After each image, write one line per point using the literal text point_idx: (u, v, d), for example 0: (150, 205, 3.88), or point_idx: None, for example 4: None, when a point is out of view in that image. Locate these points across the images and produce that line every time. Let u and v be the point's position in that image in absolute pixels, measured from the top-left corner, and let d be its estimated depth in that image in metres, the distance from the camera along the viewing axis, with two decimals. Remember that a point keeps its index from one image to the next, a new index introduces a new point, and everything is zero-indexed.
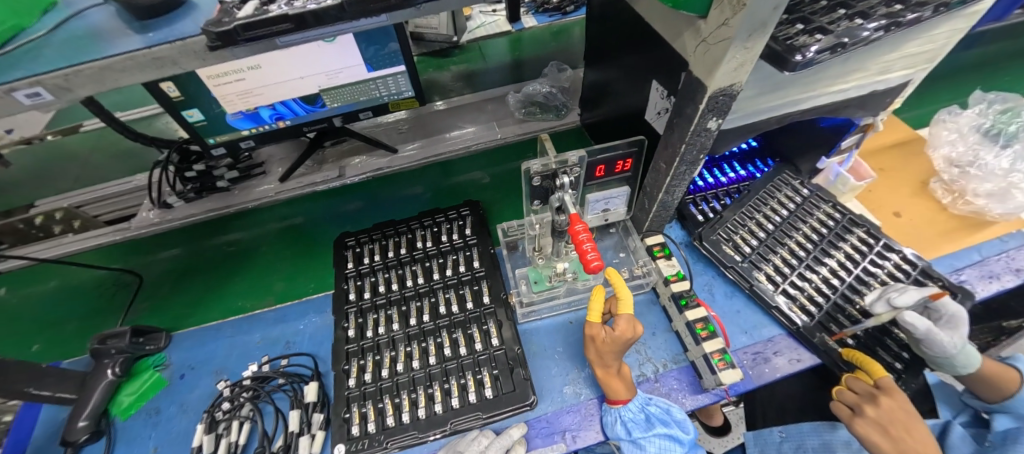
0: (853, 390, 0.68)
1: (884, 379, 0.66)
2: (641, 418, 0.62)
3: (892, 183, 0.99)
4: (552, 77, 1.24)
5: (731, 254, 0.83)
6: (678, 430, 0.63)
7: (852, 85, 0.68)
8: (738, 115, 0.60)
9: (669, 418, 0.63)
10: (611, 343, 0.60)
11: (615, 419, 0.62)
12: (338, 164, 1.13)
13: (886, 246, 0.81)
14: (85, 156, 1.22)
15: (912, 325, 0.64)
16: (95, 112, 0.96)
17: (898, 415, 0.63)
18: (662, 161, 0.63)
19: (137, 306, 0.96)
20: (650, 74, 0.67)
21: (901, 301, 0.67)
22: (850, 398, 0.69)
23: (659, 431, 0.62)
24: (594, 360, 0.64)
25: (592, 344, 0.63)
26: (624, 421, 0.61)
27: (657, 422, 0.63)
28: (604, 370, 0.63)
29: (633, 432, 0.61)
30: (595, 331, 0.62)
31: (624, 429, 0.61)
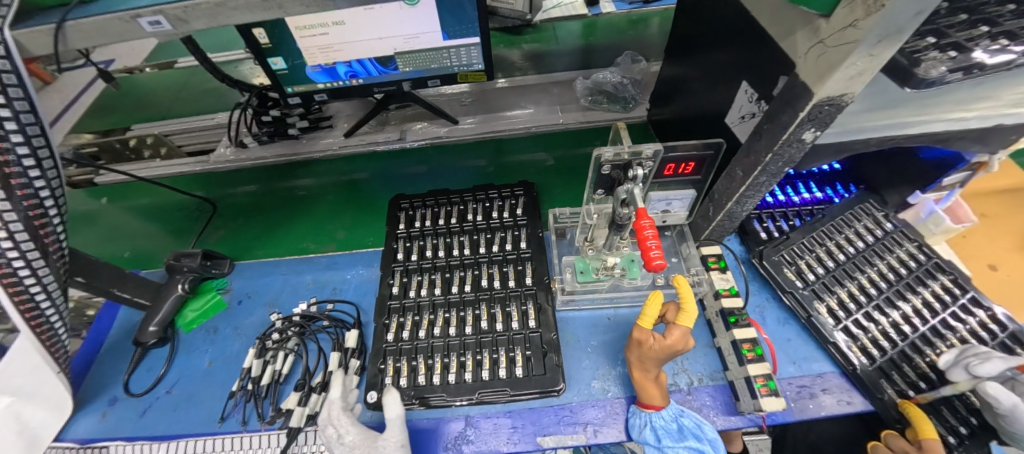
0: (892, 447, 0.63)
1: (928, 441, 0.59)
2: (671, 426, 0.61)
3: (992, 232, 0.88)
4: (624, 68, 1.19)
5: (792, 279, 0.77)
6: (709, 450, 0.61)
7: (975, 114, 0.60)
8: (836, 130, 0.55)
9: (702, 435, 0.61)
10: (660, 352, 0.58)
11: (643, 422, 0.61)
12: (400, 127, 1.16)
13: (975, 300, 0.73)
14: (177, 90, 1.33)
15: (995, 398, 0.57)
16: (192, 50, 1.02)
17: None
18: (739, 169, 0.59)
19: (208, 234, 1.05)
20: (742, 74, 0.62)
21: (983, 369, 0.59)
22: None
23: (688, 444, 0.60)
24: (634, 364, 0.62)
25: (637, 349, 0.61)
26: (653, 426, 0.60)
27: (688, 435, 0.61)
28: (642, 375, 0.62)
29: (662, 439, 0.60)
30: (643, 337, 0.60)
31: (651, 434, 0.61)
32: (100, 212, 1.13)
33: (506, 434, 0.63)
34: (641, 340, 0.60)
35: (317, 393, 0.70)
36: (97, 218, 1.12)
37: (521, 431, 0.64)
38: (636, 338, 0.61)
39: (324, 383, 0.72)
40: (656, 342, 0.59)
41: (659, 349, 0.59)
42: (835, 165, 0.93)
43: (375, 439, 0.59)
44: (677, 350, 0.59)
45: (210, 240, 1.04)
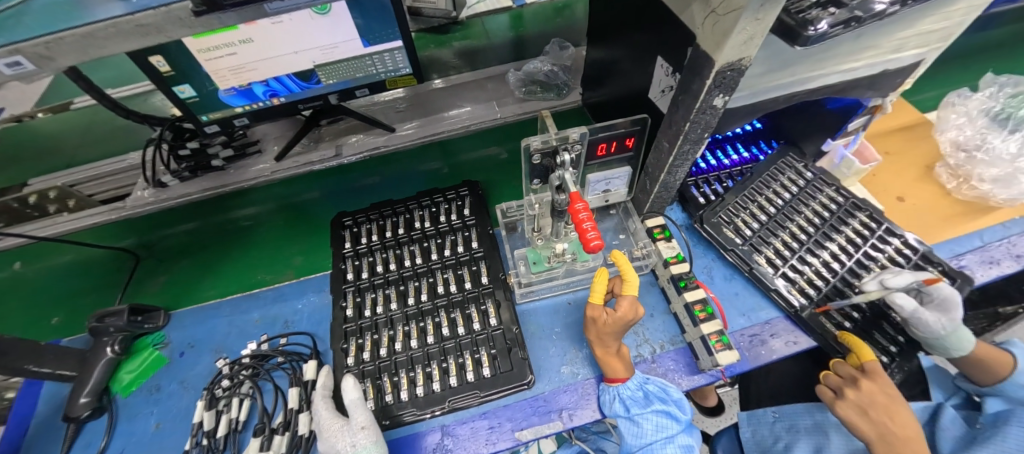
0: (839, 374, 0.70)
1: (868, 363, 0.66)
2: (638, 395, 0.63)
3: (897, 167, 0.97)
4: (553, 55, 1.20)
5: (732, 237, 0.82)
6: (675, 409, 0.64)
7: (863, 63, 0.66)
8: (745, 93, 0.59)
9: (667, 396, 0.64)
10: (612, 325, 0.60)
11: (612, 397, 0.63)
12: (335, 143, 1.11)
13: (889, 230, 0.81)
14: (77, 134, 1.19)
15: (899, 305, 0.67)
16: (82, 87, 0.92)
17: (877, 398, 0.64)
18: (665, 140, 0.62)
19: (135, 285, 0.96)
20: (656, 50, 0.65)
21: (894, 282, 0.67)
22: (835, 382, 0.70)
23: (656, 408, 0.63)
24: (594, 341, 0.64)
25: (593, 325, 0.63)
26: (621, 398, 0.62)
27: (654, 400, 0.64)
28: (603, 350, 0.64)
29: (631, 409, 0.62)
30: (596, 313, 0.62)
31: (621, 407, 0.62)
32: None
33: (484, 436, 0.63)
34: (595, 316, 0.62)
35: (280, 434, 0.67)
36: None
37: (498, 430, 0.63)
38: (591, 315, 0.63)
39: (288, 421, 0.68)
40: (608, 317, 0.61)
41: (610, 322, 0.61)
42: (756, 124, 0.99)
43: (343, 422, 0.59)
44: (628, 321, 0.61)
45: (154, 288, 0.95)
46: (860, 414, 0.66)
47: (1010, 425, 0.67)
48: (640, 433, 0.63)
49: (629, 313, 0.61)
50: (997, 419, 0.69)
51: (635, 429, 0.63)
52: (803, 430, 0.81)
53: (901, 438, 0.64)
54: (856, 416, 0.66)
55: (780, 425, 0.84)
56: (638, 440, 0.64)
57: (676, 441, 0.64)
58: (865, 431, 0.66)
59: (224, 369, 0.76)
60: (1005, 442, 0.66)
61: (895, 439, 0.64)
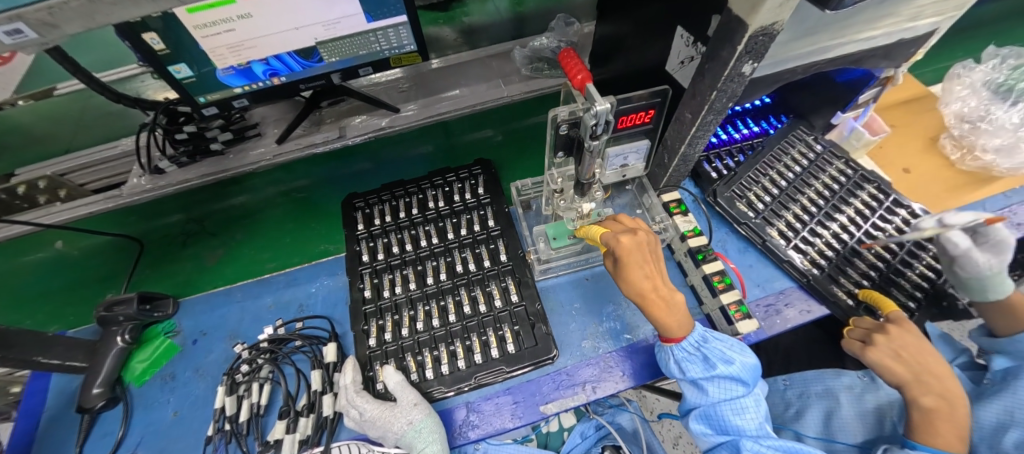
0: (863, 326, 0.69)
1: (895, 312, 0.68)
2: (695, 355, 0.60)
3: (902, 139, 0.98)
4: (559, 32, 1.19)
5: (745, 210, 0.82)
6: (737, 366, 0.59)
7: (881, 32, 0.65)
8: (770, 62, 0.58)
9: (730, 355, 0.60)
10: (642, 249, 0.60)
11: (668, 356, 0.62)
12: (337, 124, 1.08)
13: (896, 202, 0.82)
14: (67, 120, 1.15)
15: (953, 243, 0.65)
16: (68, 69, 0.87)
17: (906, 340, 0.64)
18: (688, 111, 0.61)
19: (141, 275, 0.94)
20: (676, 19, 0.63)
21: (951, 219, 0.65)
22: (859, 333, 0.68)
23: (718, 368, 0.59)
24: (642, 294, 0.59)
25: (637, 276, 0.59)
26: (677, 359, 0.61)
27: (714, 365, 0.59)
28: (648, 297, 0.59)
29: (688, 371, 0.60)
30: (626, 241, 0.59)
31: (677, 367, 0.61)
32: (13, 271, 0.99)
33: (509, 411, 0.64)
34: (626, 249, 0.58)
35: (305, 415, 0.67)
36: (8, 278, 0.98)
37: (523, 404, 0.64)
38: (625, 258, 0.59)
39: (309, 404, 0.68)
40: (635, 243, 0.59)
41: (641, 263, 0.59)
42: (765, 99, 1.00)
43: (393, 406, 0.61)
44: (650, 278, 0.59)
45: (209, 262, 0.95)
46: (892, 359, 0.64)
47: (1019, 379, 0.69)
48: (703, 394, 0.61)
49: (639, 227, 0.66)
50: (1008, 375, 0.71)
51: (697, 387, 0.62)
52: (813, 396, 0.84)
53: (934, 378, 0.63)
54: (890, 361, 0.64)
55: (791, 392, 0.87)
56: (700, 400, 0.62)
57: (743, 406, 0.60)
58: (897, 375, 0.65)
59: (242, 355, 0.75)
60: (1015, 395, 0.69)
61: (930, 379, 0.63)
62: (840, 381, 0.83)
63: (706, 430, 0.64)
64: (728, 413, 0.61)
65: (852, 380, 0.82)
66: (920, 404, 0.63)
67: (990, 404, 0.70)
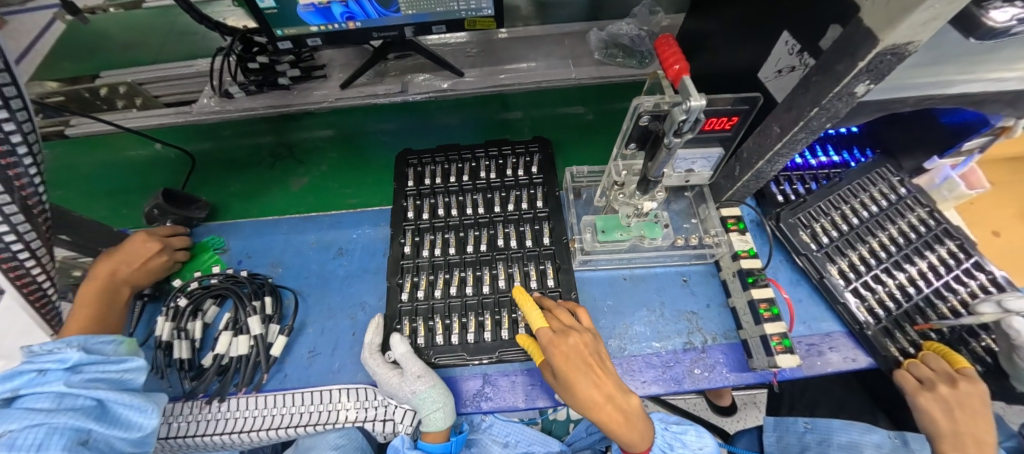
0: (931, 365, 0.64)
1: (964, 368, 0.64)
2: None
3: (998, 198, 0.89)
4: (641, 19, 1.13)
5: (807, 242, 0.77)
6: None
7: (1018, 74, 0.58)
8: (883, 87, 0.53)
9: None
10: (581, 355, 0.56)
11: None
12: (400, 79, 1.08)
13: (979, 265, 0.75)
14: (154, 32, 1.19)
15: (1016, 331, 0.60)
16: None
17: (969, 399, 0.61)
18: (776, 125, 0.57)
19: (196, 191, 0.99)
20: (783, 24, 0.58)
21: (1013, 305, 0.63)
22: (921, 372, 0.64)
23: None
24: (593, 409, 0.55)
25: (582, 388, 0.55)
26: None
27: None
28: (604, 412, 0.55)
29: None
30: (559, 349, 0.57)
31: None
32: (87, 164, 1.06)
33: (523, 391, 0.64)
34: (559, 359, 0.56)
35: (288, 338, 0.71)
36: (84, 170, 1.06)
37: (538, 388, 0.64)
38: (563, 368, 0.55)
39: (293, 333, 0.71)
40: (566, 350, 0.56)
41: (582, 376, 0.55)
42: (852, 128, 0.92)
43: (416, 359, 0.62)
44: (597, 389, 0.55)
45: (295, 188, 0.98)
46: (941, 410, 0.62)
47: None
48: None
49: (578, 324, 0.62)
50: None
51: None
52: (835, 446, 0.80)
53: (976, 442, 0.61)
54: (935, 409, 0.62)
55: (811, 436, 0.83)
56: None
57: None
58: (935, 424, 0.62)
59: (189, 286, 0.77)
60: None
61: (968, 440, 0.61)
62: (869, 437, 0.78)
63: None
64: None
65: (881, 439, 0.77)
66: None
67: None
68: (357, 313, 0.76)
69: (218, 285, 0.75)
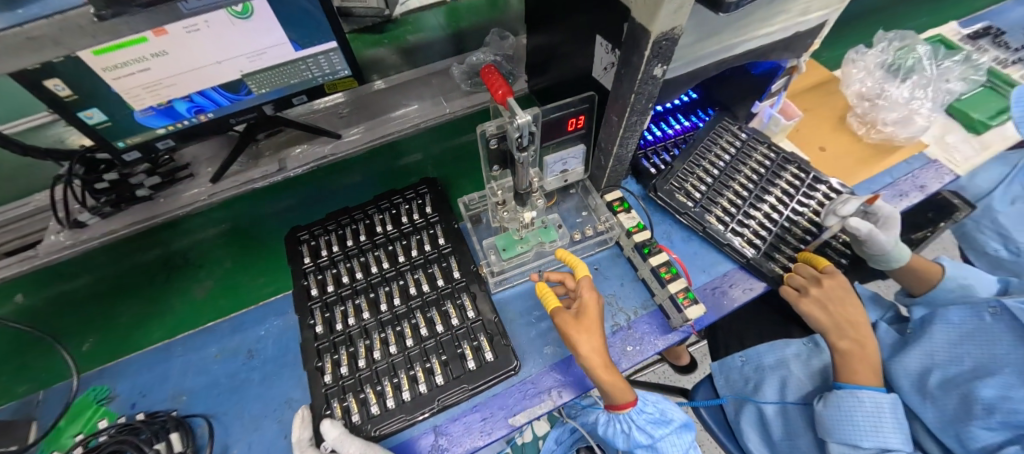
0: (802, 274, 0.76)
1: (827, 266, 0.77)
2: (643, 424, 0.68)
3: (815, 120, 1.07)
4: (495, 46, 1.21)
5: (684, 201, 0.87)
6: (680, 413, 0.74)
7: (779, 27, 0.71)
8: (679, 63, 0.63)
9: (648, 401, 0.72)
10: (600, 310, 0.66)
11: (630, 425, 0.68)
12: (276, 156, 1.03)
13: (816, 179, 0.89)
14: None
15: (856, 228, 0.76)
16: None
17: (835, 292, 0.74)
18: (614, 115, 0.64)
19: (63, 339, 0.85)
20: (593, 29, 0.66)
21: (846, 211, 0.79)
22: (797, 281, 0.76)
23: (671, 423, 0.71)
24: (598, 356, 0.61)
25: (592, 336, 0.62)
26: (638, 425, 0.68)
27: (670, 417, 0.71)
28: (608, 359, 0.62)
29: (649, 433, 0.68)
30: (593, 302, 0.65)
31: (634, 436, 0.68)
32: None
33: (478, 428, 0.63)
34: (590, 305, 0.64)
35: None
36: None
37: (491, 419, 0.64)
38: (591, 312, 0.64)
39: None
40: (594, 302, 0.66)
41: (594, 326, 0.63)
42: (692, 95, 1.06)
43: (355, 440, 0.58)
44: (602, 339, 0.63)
45: (200, 295, 0.89)
46: (819, 310, 0.74)
47: (934, 324, 0.77)
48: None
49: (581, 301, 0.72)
50: (924, 322, 0.79)
51: (650, 448, 0.70)
52: (768, 368, 0.89)
53: (852, 325, 0.74)
54: (816, 311, 0.74)
55: (749, 368, 0.91)
56: None
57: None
58: (820, 323, 0.75)
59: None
60: (931, 340, 0.75)
61: (846, 326, 0.74)
62: (790, 350, 0.89)
63: None
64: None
65: (798, 348, 0.88)
66: (837, 347, 0.74)
67: (913, 351, 0.76)
68: (285, 413, 0.70)
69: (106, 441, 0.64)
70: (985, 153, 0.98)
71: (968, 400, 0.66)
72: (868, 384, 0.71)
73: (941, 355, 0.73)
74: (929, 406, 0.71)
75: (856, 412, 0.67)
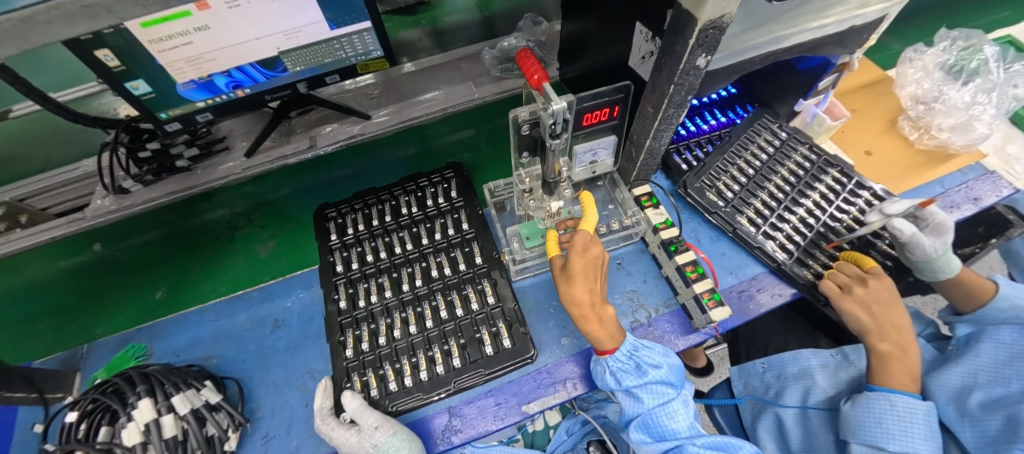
0: (845, 272, 0.72)
1: (873, 267, 0.72)
2: (625, 365, 0.62)
3: (863, 122, 1.01)
4: (527, 31, 1.18)
5: (715, 200, 0.84)
6: (662, 364, 0.63)
7: (833, 20, 0.67)
8: (723, 55, 0.60)
9: (649, 348, 0.64)
10: (595, 266, 0.63)
11: (604, 369, 0.62)
12: (308, 134, 1.04)
13: (859, 185, 0.84)
14: (35, 141, 1.10)
15: (899, 230, 0.71)
16: (46, 104, 0.78)
17: (880, 293, 0.69)
18: (650, 106, 0.62)
19: (108, 302, 0.90)
20: (634, 16, 0.64)
21: (892, 210, 0.75)
22: (839, 279, 0.72)
23: (649, 376, 0.62)
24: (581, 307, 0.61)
25: (578, 287, 0.61)
26: (612, 371, 0.62)
27: (646, 370, 0.62)
28: (583, 310, 0.61)
29: (624, 380, 0.61)
30: (587, 254, 0.63)
31: (613, 377, 0.62)
32: None
33: (492, 413, 0.64)
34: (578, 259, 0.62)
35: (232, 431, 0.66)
36: None
37: (505, 406, 0.64)
38: (576, 265, 0.62)
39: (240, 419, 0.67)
40: (586, 258, 0.63)
41: (583, 276, 0.62)
42: (731, 90, 1.01)
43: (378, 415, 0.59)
44: (591, 289, 0.62)
45: (262, 254, 0.94)
46: (861, 308, 0.69)
47: (981, 342, 0.73)
48: (637, 401, 0.64)
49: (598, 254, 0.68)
50: (970, 340, 0.75)
51: (629, 395, 0.64)
52: (791, 377, 0.86)
53: (894, 329, 0.69)
54: (858, 310, 0.69)
55: (770, 375, 0.89)
56: (637, 409, 0.64)
57: (674, 412, 0.64)
58: (861, 323, 0.70)
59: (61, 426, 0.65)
60: (976, 358, 0.71)
61: (889, 329, 0.69)
62: (817, 360, 0.85)
63: (645, 440, 0.65)
64: (664, 423, 0.63)
65: (824, 359, 0.85)
66: (877, 350, 0.69)
67: (954, 368, 0.73)
68: (307, 382, 0.73)
69: (153, 375, 0.65)
70: None
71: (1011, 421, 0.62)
72: (903, 389, 0.67)
73: (985, 375, 0.69)
74: (967, 425, 0.67)
75: (886, 415, 0.65)
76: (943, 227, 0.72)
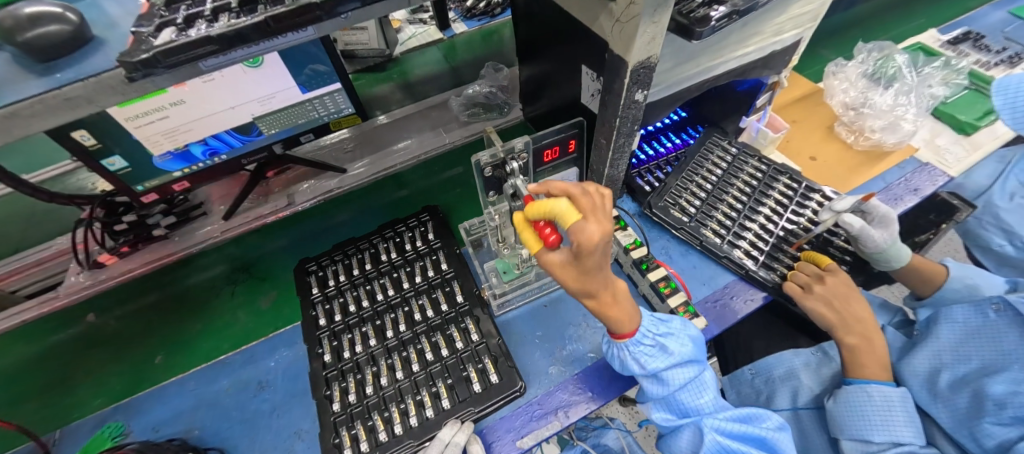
0: (805, 272, 0.76)
1: (830, 265, 0.77)
2: (652, 346, 0.58)
3: (804, 131, 1.09)
4: (490, 78, 1.25)
5: (679, 216, 0.89)
6: (686, 344, 0.59)
7: (754, 48, 0.75)
8: (661, 87, 0.67)
9: (680, 337, 0.60)
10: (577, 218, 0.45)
11: (626, 352, 0.58)
12: (285, 192, 1.07)
13: (809, 189, 0.91)
14: (6, 223, 1.09)
15: (849, 224, 0.76)
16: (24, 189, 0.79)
17: (839, 288, 0.73)
18: (603, 137, 0.67)
19: (80, 382, 0.86)
20: (579, 60, 0.71)
21: (841, 206, 0.80)
22: (800, 279, 0.76)
23: (678, 344, 0.59)
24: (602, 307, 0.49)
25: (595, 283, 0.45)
26: (635, 354, 0.58)
27: (673, 351, 0.59)
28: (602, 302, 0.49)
29: (651, 364, 0.58)
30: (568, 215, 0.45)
31: (636, 362, 0.58)
32: None
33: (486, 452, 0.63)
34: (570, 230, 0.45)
35: None
36: None
37: (498, 443, 0.64)
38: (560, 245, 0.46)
39: None
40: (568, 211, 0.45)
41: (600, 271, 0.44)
42: (681, 114, 1.09)
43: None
44: (610, 279, 0.47)
45: (264, 305, 0.93)
46: (824, 306, 0.73)
47: (939, 324, 0.77)
48: (663, 384, 0.60)
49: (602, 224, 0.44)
50: (930, 322, 0.79)
51: (654, 379, 0.61)
52: (778, 379, 0.87)
53: (858, 322, 0.73)
54: (822, 308, 0.73)
55: (759, 380, 0.90)
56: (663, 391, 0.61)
57: (702, 384, 0.62)
58: (827, 320, 0.73)
59: None
60: (938, 340, 0.75)
61: (853, 322, 0.73)
62: (799, 360, 0.87)
63: (668, 417, 0.64)
64: (685, 396, 0.62)
65: (806, 358, 0.87)
66: (846, 343, 0.73)
67: (921, 352, 0.76)
68: (295, 443, 0.71)
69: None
70: (976, 154, 0.99)
71: (979, 398, 0.65)
72: (878, 378, 0.70)
73: (948, 355, 0.72)
74: (942, 407, 0.70)
75: (867, 407, 0.67)
76: (887, 218, 0.77)
